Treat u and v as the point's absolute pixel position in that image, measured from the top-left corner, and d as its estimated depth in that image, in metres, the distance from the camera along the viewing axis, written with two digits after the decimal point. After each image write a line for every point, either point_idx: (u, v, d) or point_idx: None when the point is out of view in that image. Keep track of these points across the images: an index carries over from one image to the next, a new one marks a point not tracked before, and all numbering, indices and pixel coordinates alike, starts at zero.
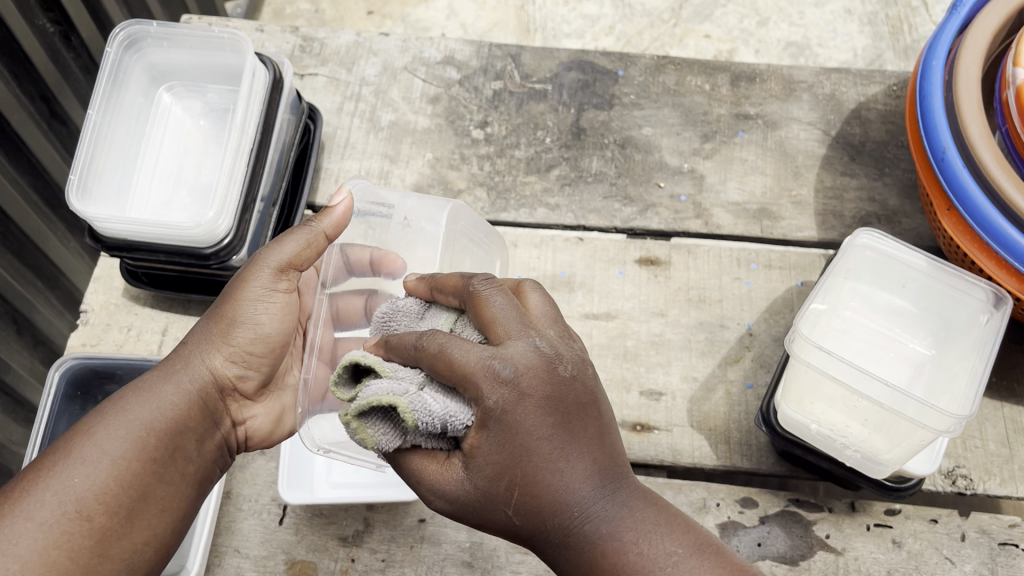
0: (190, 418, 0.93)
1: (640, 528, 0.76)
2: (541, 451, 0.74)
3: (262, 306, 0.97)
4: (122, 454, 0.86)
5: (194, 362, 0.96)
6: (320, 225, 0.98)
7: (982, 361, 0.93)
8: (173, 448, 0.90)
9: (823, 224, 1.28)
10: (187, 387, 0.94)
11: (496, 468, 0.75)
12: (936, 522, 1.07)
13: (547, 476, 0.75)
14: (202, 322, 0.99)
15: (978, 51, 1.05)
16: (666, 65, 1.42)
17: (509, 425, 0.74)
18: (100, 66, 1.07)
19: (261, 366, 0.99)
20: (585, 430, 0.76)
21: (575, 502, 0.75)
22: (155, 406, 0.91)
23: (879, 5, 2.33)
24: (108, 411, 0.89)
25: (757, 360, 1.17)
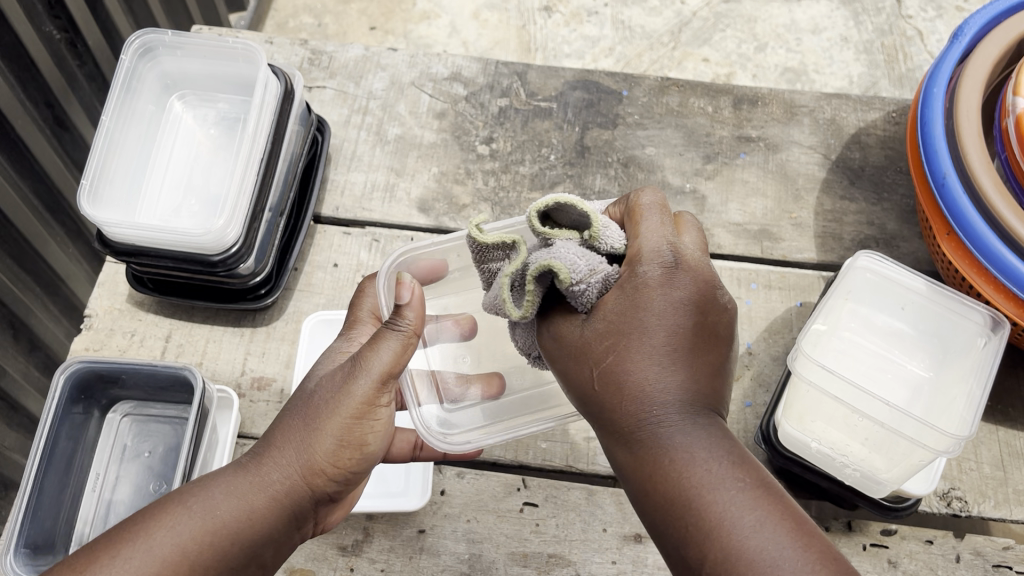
0: (275, 529, 0.81)
1: (707, 453, 0.71)
2: (662, 363, 0.75)
3: (358, 423, 0.84)
4: (198, 563, 0.75)
5: (287, 468, 0.82)
6: (408, 328, 0.84)
7: (980, 384, 0.94)
8: (252, 557, 0.79)
9: (823, 246, 1.30)
10: (276, 499, 0.81)
11: (609, 324, 0.77)
12: (931, 542, 1.08)
13: (625, 375, 0.76)
14: (294, 420, 0.84)
15: (978, 80, 1.07)
16: (670, 86, 1.44)
17: (642, 324, 0.76)
18: (115, 73, 1.08)
19: (352, 477, 0.87)
20: (706, 353, 0.77)
21: (655, 399, 0.74)
22: (240, 511, 0.79)
23: (875, 34, 2.38)
24: (185, 500, 0.79)
25: (756, 379, 1.19)
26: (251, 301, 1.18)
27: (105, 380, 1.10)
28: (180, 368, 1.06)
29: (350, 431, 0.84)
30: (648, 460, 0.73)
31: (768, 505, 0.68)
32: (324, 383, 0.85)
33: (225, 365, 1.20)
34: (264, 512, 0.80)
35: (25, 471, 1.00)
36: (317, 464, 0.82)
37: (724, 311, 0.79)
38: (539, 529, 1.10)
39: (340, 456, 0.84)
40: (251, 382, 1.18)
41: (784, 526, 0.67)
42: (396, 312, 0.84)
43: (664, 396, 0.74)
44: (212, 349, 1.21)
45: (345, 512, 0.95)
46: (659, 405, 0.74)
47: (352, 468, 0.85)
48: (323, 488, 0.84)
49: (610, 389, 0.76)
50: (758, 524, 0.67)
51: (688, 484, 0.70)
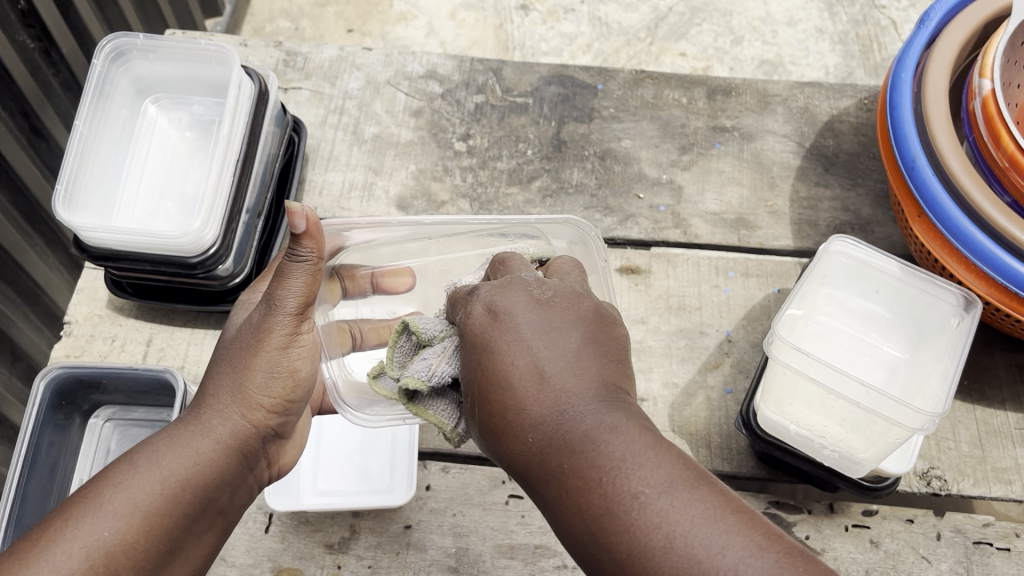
0: (223, 469, 0.87)
1: (619, 449, 0.68)
2: (529, 365, 0.75)
3: (286, 356, 0.91)
4: (151, 512, 0.80)
5: (225, 411, 0.89)
6: (311, 256, 0.84)
7: (954, 363, 0.96)
8: (207, 501, 0.86)
9: (799, 233, 1.31)
10: (222, 442, 0.88)
11: (472, 352, 0.79)
12: (912, 521, 1.09)
13: (509, 387, 0.75)
14: (223, 364, 0.91)
15: (946, 64, 1.09)
16: (644, 79, 1.45)
17: (501, 338, 0.77)
18: (87, 78, 1.07)
19: (293, 408, 0.94)
20: (583, 345, 0.76)
21: (550, 403, 0.73)
22: (190, 459, 0.85)
23: (849, 25, 2.41)
24: (136, 458, 0.83)
25: (736, 366, 1.20)
26: (232, 303, 1.18)
27: (86, 386, 1.10)
28: (161, 371, 1.06)
29: (280, 363, 0.90)
30: (556, 458, 0.71)
31: (705, 505, 0.64)
32: (245, 324, 0.92)
33: (208, 367, 1.20)
34: (209, 455, 0.86)
35: (6, 479, 1.00)
36: (254, 400, 0.90)
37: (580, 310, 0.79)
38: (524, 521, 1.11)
39: (278, 388, 0.91)
40: None
41: (711, 517, 0.63)
42: (294, 244, 0.83)
43: (553, 394, 0.73)
44: (194, 352, 1.21)
45: (293, 449, 1.01)
46: (530, 414, 0.73)
47: (290, 398, 0.93)
48: (262, 423, 0.91)
49: (493, 397, 0.75)
50: (687, 510, 0.64)
51: (609, 483, 0.67)
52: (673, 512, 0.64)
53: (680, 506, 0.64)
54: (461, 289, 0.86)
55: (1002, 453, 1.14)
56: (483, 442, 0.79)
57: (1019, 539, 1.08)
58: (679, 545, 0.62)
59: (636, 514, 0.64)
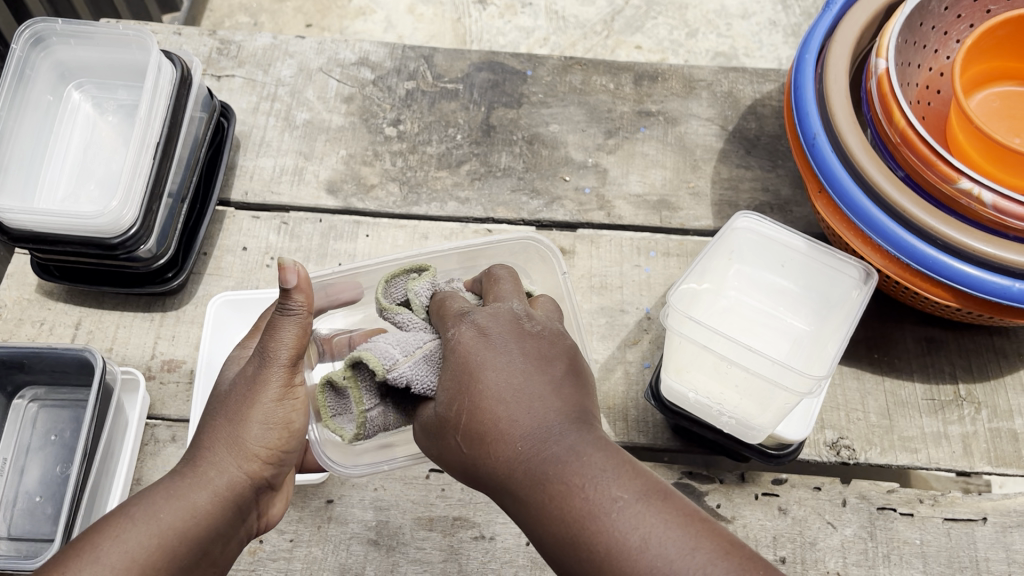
0: (221, 523, 0.85)
1: (587, 471, 0.71)
2: (507, 388, 0.77)
3: (281, 407, 0.90)
4: (149, 564, 0.78)
5: (223, 464, 0.87)
6: (298, 309, 0.88)
7: (847, 328, 0.99)
8: (202, 553, 0.83)
9: (719, 214, 1.34)
10: (220, 494, 0.85)
11: (450, 394, 0.81)
12: (819, 489, 1.12)
13: (492, 406, 0.77)
14: (217, 420, 0.89)
15: (846, 46, 1.12)
16: (573, 65, 1.48)
17: (481, 359, 0.80)
18: (5, 62, 1.08)
19: (286, 460, 0.93)
20: (561, 379, 0.79)
21: (519, 429, 0.75)
22: (188, 512, 0.82)
23: (802, 18, 2.45)
24: (135, 513, 0.80)
25: (654, 342, 1.23)
26: (159, 285, 1.20)
27: (8, 367, 1.11)
28: (77, 351, 1.08)
29: (275, 414, 0.90)
30: (532, 498, 0.72)
31: (662, 514, 0.67)
32: (238, 377, 0.91)
33: (135, 349, 1.22)
34: (208, 507, 0.84)
35: None
36: (252, 450, 0.88)
37: (569, 350, 0.83)
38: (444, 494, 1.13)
39: (273, 439, 0.90)
40: (161, 365, 1.20)
41: (674, 527, 0.66)
42: (285, 298, 0.88)
43: (521, 425, 0.75)
44: (122, 334, 1.23)
45: (281, 503, 0.98)
46: (508, 427, 0.76)
47: (282, 449, 0.92)
48: (259, 474, 0.89)
49: (473, 445, 0.77)
50: (663, 525, 0.66)
51: (576, 513, 0.68)
52: (637, 519, 0.66)
53: (652, 512, 0.67)
54: (448, 301, 0.90)
55: (908, 423, 1.18)
56: (459, 465, 0.81)
57: (923, 505, 1.11)
58: (651, 546, 0.65)
59: (598, 525, 0.67)
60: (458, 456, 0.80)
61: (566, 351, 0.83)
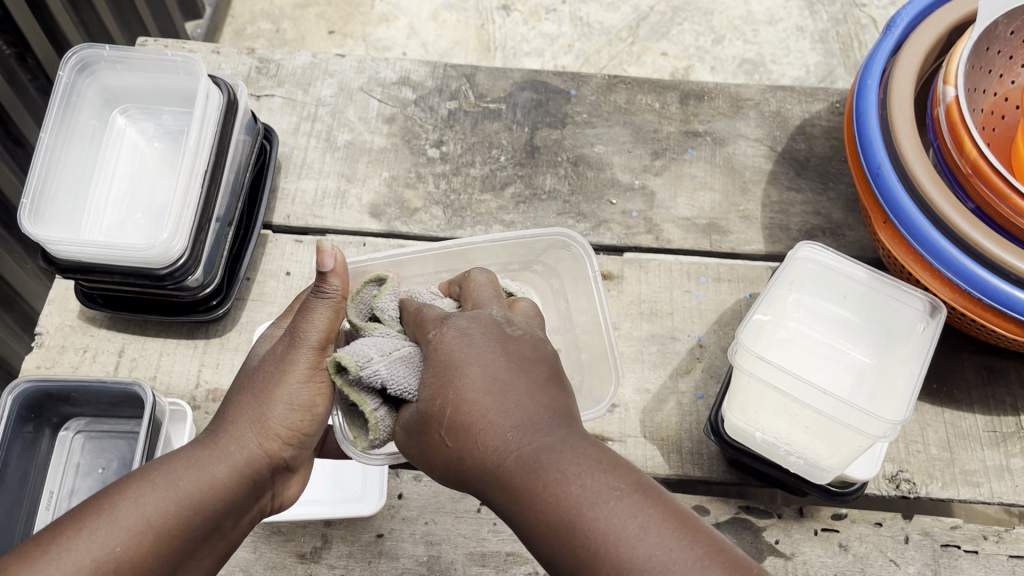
0: (235, 498, 0.82)
1: (572, 465, 0.66)
2: (490, 381, 0.73)
3: (307, 389, 0.87)
4: (161, 532, 0.76)
5: (246, 437, 0.84)
6: (333, 294, 0.87)
7: (919, 366, 0.97)
8: (213, 527, 0.80)
9: (770, 237, 1.32)
10: (238, 468, 0.83)
11: (434, 391, 0.75)
12: (880, 525, 1.10)
13: (476, 401, 0.72)
14: (244, 394, 0.87)
15: (911, 70, 1.09)
16: (617, 84, 1.45)
17: (460, 356, 0.75)
18: (53, 90, 1.07)
19: (311, 442, 0.90)
20: (543, 380, 0.75)
21: (507, 425, 0.70)
22: (205, 482, 0.80)
23: (830, 23, 2.42)
24: (153, 478, 0.78)
25: (707, 371, 1.20)
26: (204, 313, 1.18)
27: (55, 398, 1.10)
28: (131, 384, 1.06)
29: (303, 397, 0.87)
30: (517, 492, 0.67)
31: (648, 509, 0.62)
32: (267, 356, 0.89)
33: (179, 377, 1.20)
34: (226, 481, 0.82)
35: None
36: (275, 429, 0.85)
37: (539, 350, 0.78)
38: (496, 528, 1.11)
39: (298, 420, 0.87)
40: (205, 395, 1.18)
41: (666, 526, 0.61)
42: (320, 281, 0.86)
43: (507, 421, 0.71)
44: (166, 362, 1.20)
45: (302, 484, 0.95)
46: (489, 422, 0.71)
47: (306, 433, 0.88)
48: (279, 454, 0.86)
49: (457, 439, 0.72)
50: (643, 526, 0.61)
51: (561, 509, 0.64)
52: (622, 518, 0.62)
53: (637, 510, 0.62)
54: (425, 306, 0.85)
55: (970, 456, 1.15)
56: (441, 463, 0.75)
57: (987, 542, 1.09)
58: (639, 544, 0.60)
59: (586, 517, 0.62)
60: (438, 452, 0.75)
61: (539, 351, 0.78)
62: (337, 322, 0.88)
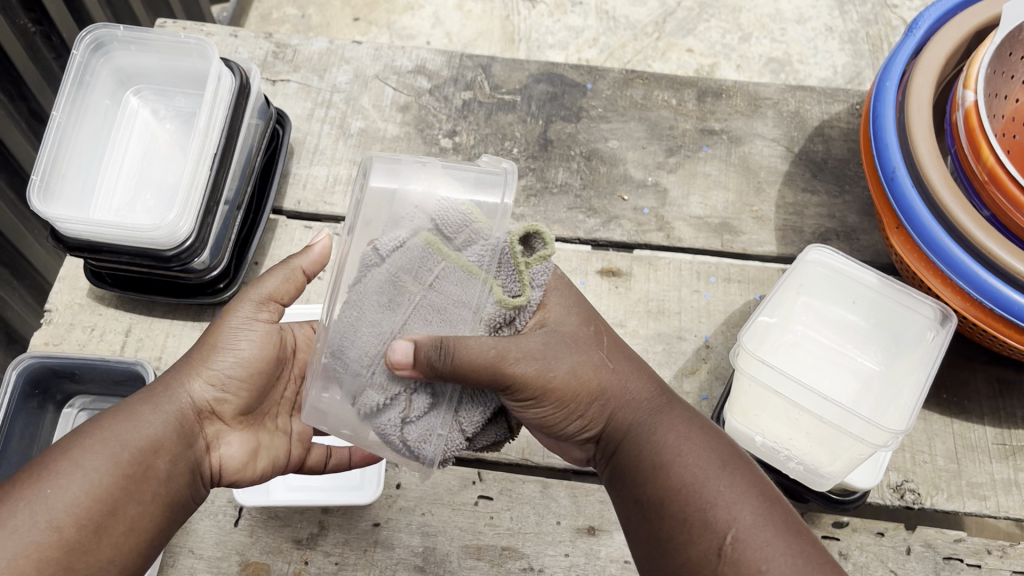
0: (166, 437, 0.86)
1: (677, 436, 0.84)
2: (577, 366, 0.86)
3: (242, 333, 0.92)
4: (91, 470, 0.80)
5: (173, 387, 0.89)
6: (297, 262, 0.98)
7: (926, 374, 0.95)
8: (149, 464, 0.83)
9: (783, 239, 1.30)
10: (168, 412, 0.87)
11: (571, 389, 0.85)
12: (882, 535, 1.08)
13: (557, 377, 0.84)
14: (179, 361, 0.93)
15: (931, 73, 1.07)
16: (634, 79, 1.44)
17: (554, 359, 0.85)
18: (66, 68, 1.08)
19: (245, 393, 0.92)
20: (620, 354, 0.91)
21: (614, 388, 0.88)
22: (132, 425, 0.84)
23: (860, 24, 2.35)
24: (88, 436, 0.83)
25: (713, 372, 1.19)
26: (210, 296, 1.18)
27: (60, 376, 1.11)
28: (131, 361, 1.07)
29: (234, 342, 0.92)
30: (644, 457, 0.84)
31: (777, 519, 0.76)
32: (204, 332, 0.95)
33: None
34: (152, 420, 0.86)
35: None
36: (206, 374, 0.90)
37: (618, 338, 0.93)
38: (493, 522, 1.10)
39: (231, 367, 0.90)
40: None
41: (777, 519, 0.76)
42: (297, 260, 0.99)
43: (600, 388, 0.87)
44: (172, 343, 1.20)
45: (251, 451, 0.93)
46: (594, 387, 0.86)
47: (247, 384, 0.92)
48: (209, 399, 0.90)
49: (550, 398, 0.84)
50: (757, 517, 0.76)
51: (681, 487, 0.79)
52: (758, 523, 0.75)
53: (758, 516, 0.76)
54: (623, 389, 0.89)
55: (977, 468, 1.13)
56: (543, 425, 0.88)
57: (991, 555, 1.07)
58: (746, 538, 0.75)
59: (704, 500, 0.78)
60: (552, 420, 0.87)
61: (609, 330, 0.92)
62: (291, 288, 0.97)
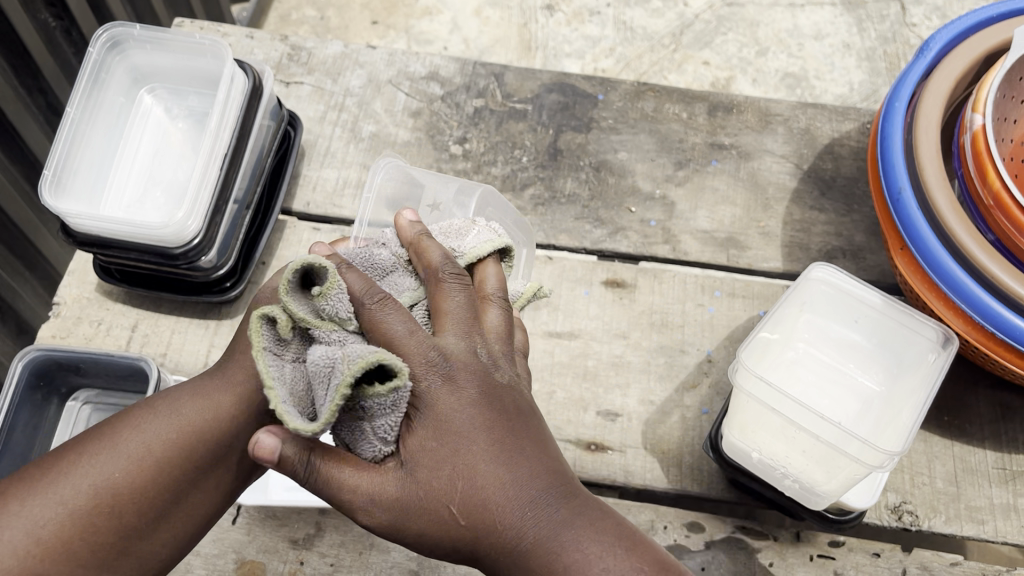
0: (237, 424, 0.87)
1: (570, 541, 0.69)
2: (452, 457, 0.69)
3: None
4: (161, 457, 0.83)
5: (250, 368, 0.88)
6: (335, 265, 0.92)
7: (925, 396, 0.95)
8: (212, 455, 0.85)
9: (789, 256, 1.30)
10: (239, 401, 0.87)
11: (431, 463, 0.69)
12: (878, 556, 1.08)
13: (464, 475, 0.69)
14: (258, 330, 0.92)
15: (941, 95, 1.07)
16: (646, 92, 1.44)
17: (445, 398, 0.70)
18: (82, 65, 1.09)
19: None
20: (506, 440, 0.71)
21: (493, 494, 0.69)
22: (204, 410, 0.86)
23: (878, 41, 2.32)
24: (160, 421, 0.84)
25: (714, 387, 1.19)
26: (217, 294, 1.19)
27: (64, 368, 1.12)
28: (137, 357, 1.09)
29: None
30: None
31: None
32: None
33: (189, 356, 1.20)
34: (227, 409, 0.86)
35: None
36: None
37: (520, 397, 0.74)
38: None
39: None
40: None
41: None
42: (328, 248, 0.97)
43: (500, 482, 0.69)
44: (177, 340, 1.21)
45: None
46: (480, 494, 0.69)
47: None
48: None
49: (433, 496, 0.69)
50: None
51: None
52: None
53: None
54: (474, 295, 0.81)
55: (977, 492, 1.12)
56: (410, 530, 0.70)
57: None
58: None
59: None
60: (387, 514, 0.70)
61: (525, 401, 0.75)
62: None
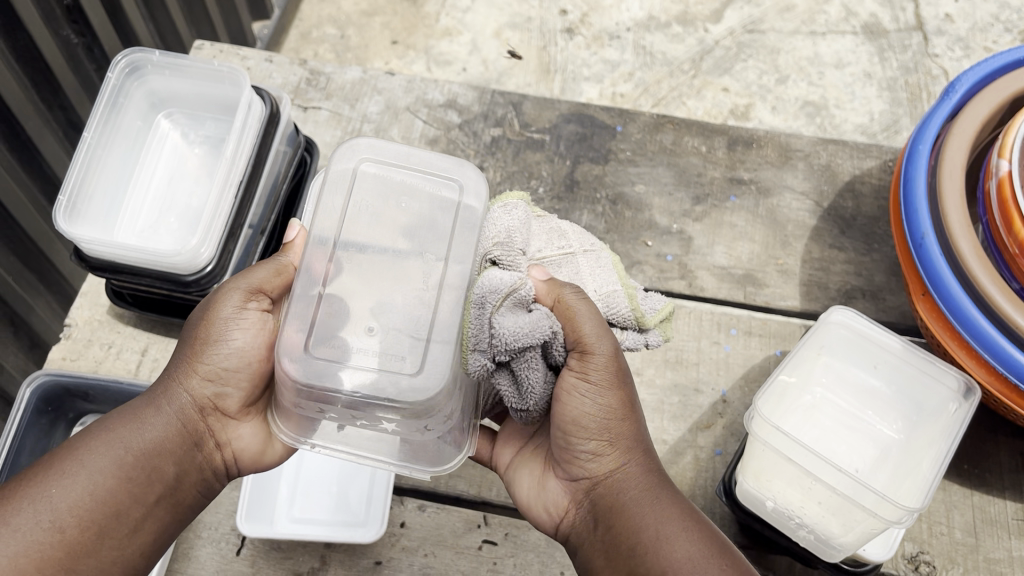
0: (165, 441, 0.84)
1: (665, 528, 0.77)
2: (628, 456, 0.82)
3: (232, 324, 0.84)
4: (95, 470, 0.80)
5: (172, 388, 0.86)
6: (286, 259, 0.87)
7: (946, 448, 0.93)
8: (150, 469, 0.83)
9: (807, 295, 1.28)
10: (162, 412, 0.85)
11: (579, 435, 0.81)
12: None
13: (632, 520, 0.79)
14: (183, 337, 0.89)
15: (966, 138, 1.05)
16: (665, 124, 1.43)
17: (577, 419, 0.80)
18: (100, 91, 1.09)
19: (245, 385, 0.86)
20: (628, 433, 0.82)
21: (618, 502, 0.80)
22: (137, 429, 0.84)
23: (900, 71, 2.29)
24: (93, 437, 0.82)
25: (728, 428, 1.17)
26: None
27: (73, 393, 1.12)
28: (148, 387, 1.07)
29: (226, 329, 0.84)
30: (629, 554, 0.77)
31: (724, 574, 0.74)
32: (200, 304, 0.88)
33: None
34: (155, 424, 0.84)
35: None
36: (199, 369, 0.85)
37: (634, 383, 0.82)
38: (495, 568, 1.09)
39: (224, 358, 0.84)
40: None
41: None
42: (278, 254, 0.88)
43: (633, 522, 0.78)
44: None
45: (266, 438, 0.91)
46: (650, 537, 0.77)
47: (244, 375, 0.86)
48: (206, 396, 0.86)
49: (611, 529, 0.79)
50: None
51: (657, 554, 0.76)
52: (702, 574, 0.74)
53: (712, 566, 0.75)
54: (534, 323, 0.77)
55: (995, 544, 1.10)
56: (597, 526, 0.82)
57: None
58: None
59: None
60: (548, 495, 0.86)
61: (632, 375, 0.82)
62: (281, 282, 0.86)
